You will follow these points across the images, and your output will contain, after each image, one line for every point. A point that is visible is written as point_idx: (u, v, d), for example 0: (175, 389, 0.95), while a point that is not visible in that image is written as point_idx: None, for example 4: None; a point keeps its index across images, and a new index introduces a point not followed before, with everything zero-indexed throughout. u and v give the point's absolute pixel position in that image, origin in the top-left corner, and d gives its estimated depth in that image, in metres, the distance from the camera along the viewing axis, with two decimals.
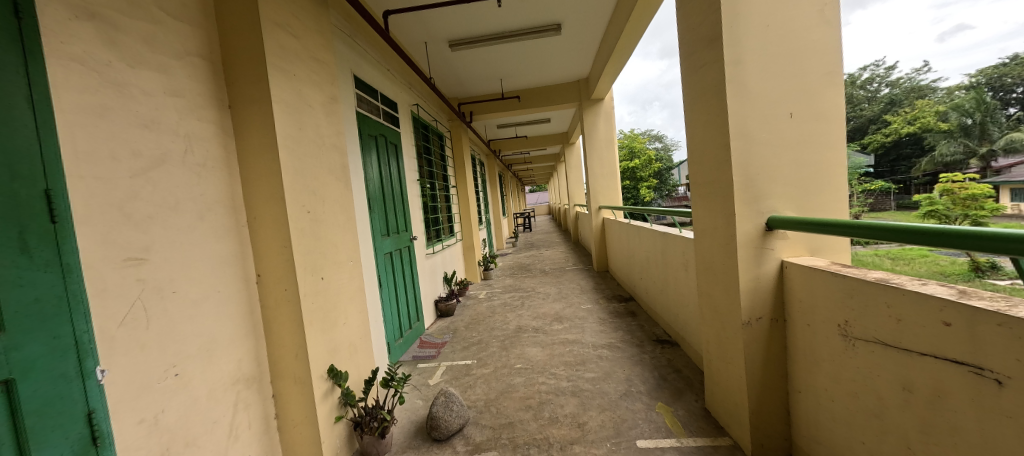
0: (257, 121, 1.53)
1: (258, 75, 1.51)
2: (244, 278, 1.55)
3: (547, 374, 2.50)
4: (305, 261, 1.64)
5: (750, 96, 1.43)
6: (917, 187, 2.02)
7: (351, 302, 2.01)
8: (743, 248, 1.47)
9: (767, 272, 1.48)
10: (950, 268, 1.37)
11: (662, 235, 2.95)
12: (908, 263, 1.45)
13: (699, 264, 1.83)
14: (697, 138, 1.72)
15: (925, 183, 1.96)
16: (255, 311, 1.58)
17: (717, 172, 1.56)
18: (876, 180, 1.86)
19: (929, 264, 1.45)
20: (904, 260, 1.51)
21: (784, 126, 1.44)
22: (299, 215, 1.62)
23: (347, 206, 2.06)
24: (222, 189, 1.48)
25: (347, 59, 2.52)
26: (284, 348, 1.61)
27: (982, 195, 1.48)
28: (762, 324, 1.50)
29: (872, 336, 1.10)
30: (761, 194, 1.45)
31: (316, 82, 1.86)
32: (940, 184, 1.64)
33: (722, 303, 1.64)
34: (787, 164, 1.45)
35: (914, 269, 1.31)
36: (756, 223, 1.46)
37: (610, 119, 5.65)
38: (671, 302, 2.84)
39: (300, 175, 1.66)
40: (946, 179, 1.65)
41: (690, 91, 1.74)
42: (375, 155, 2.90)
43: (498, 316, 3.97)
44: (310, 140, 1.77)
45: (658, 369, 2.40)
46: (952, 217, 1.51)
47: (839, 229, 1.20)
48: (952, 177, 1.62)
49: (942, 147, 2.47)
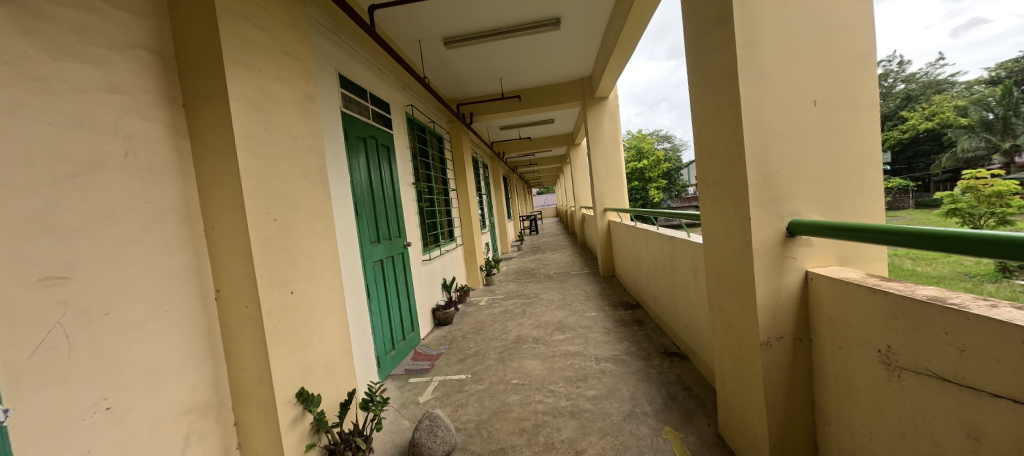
0: (213, 121, 1.40)
1: (214, 70, 1.38)
2: (201, 293, 1.41)
3: (545, 391, 2.30)
4: (268, 274, 1.49)
5: (767, 82, 1.24)
6: (937, 186, 1.68)
7: (329, 317, 1.85)
8: (760, 256, 1.27)
9: (789, 284, 1.27)
10: (977, 267, 1.32)
11: (670, 239, 2.74)
12: (930, 264, 1.41)
13: (710, 274, 1.63)
14: (706, 132, 1.52)
15: (947, 179, 1.70)
16: (214, 329, 1.44)
17: (729, 170, 1.37)
18: (894, 177, 1.60)
19: (953, 263, 1.39)
20: (926, 260, 1.45)
21: (808, 116, 1.24)
22: (262, 223, 1.48)
23: (325, 213, 1.91)
24: (175, 196, 1.35)
25: (330, 56, 2.38)
26: (247, 370, 1.47)
27: (1007, 191, 1.25)
28: (783, 345, 1.29)
29: (923, 367, 0.89)
30: (782, 194, 1.26)
31: (287, 79, 1.71)
32: (961, 182, 1.44)
33: (737, 320, 1.43)
34: (812, 159, 1.25)
35: (935, 271, 1.31)
36: (776, 227, 1.26)
37: (615, 118, 5.44)
38: (680, 312, 2.62)
39: (265, 180, 1.52)
40: (968, 177, 1.43)
41: (697, 80, 1.55)
42: (363, 158, 2.76)
43: (498, 324, 3.79)
44: (279, 141, 1.62)
45: (665, 386, 2.19)
46: (976, 216, 1.29)
47: (870, 235, 1.00)
48: (976, 174, 1.41)
49: (964, 141, 1.97)
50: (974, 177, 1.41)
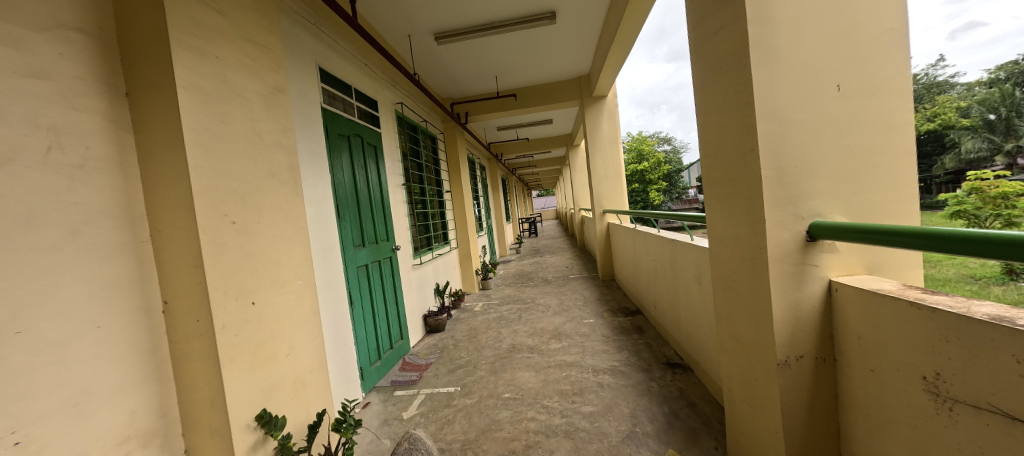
0: (160, 112, 1.25)
1: (160, 55, 1.23)
2: (145, 305, 1.26)
3: (539, 407, 2.13)
4: (223, 284, 1.33)
5: (781, 65, 1.08)
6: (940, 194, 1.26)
7: (299, 328, 1.69)
8: (776, 264, 1.11)
9: (810, 295, 1.11)
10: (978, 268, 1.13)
11: (671, 242, 2.58)
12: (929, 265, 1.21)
13: (716, 283, 1.47)
14: (710, 124, 1.37)
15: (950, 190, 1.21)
16: (161, 346, 1.29)
17: (738, 166, 1.21)
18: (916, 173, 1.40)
19: (953, 266, 1.20)
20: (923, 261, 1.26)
21: (830, 103, 1.07)
22: (216, 227, 1.32)
23: (295, 215, 1.75)
24: (114, 197, 1.20)
25: (307, 47, 2.24)
26: (197, 391, 1.31)
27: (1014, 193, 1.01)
28: (803, 365, 1.12)
29: (987, 403, 0.73)
30: (801, 192, 1.09)
31: (249, 68, 1.56)
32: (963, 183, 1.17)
33: (748, 336, 1.27)
34: (838, 153, 1.08)
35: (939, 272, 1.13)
36: (795, 231, 1.10)
37: (614, 118, 5.28)
38: (683, 322, 2.45)
39: (220, 178, 1.36)
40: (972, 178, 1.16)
41: (700, 67, 1.40)
42: (347, 156, 2.60)
43: (492, 332, 3.61)
44: (239, 136, 1.46)
45: (667, 401, 2.02)
46: (980, 217, 1.05)
47: (900, 240, 0.84)
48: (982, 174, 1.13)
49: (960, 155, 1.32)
50: (978, 178, 1.14)
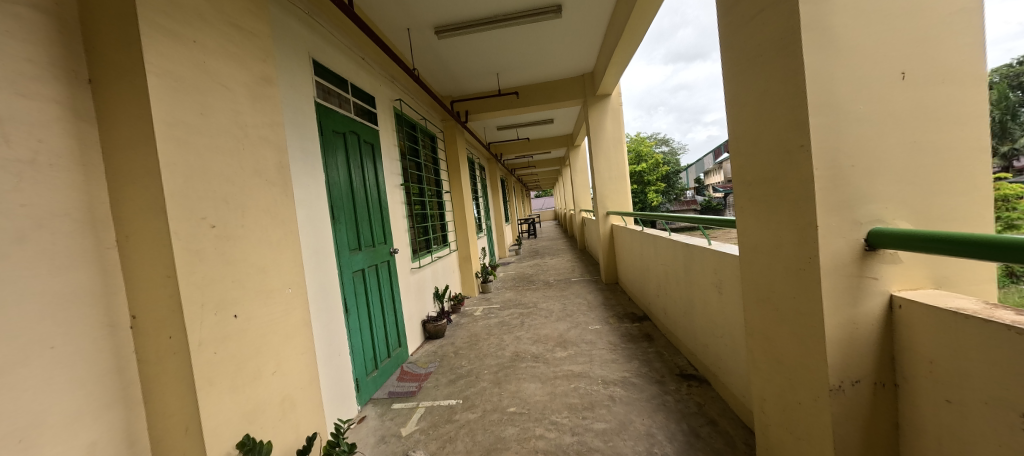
0: (129, 102, 1.10)
1: (129, 36, 1.08)
2: (110, 322, 1.10)
3: (548, 423, 1.99)
4: (200, 296, 1.18)
5: (837, 50, 0.95)
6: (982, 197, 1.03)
7: (289, 342, 1.55)
8: (828, 276, 0.98)
9: (867, 312, 0.98)
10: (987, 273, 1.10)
11: (686, 246, 2.44)
12: None
13: (748, 294, 1.33)
14: (744, 119, 1.23)
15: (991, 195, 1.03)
16: (128, 366, 1.13)
17: (783, 166, 1.07)
18: None
19: None
20: None
21: (894, 94, 0.94)
22: (191, 231, 1.17)
23: (285, 217, 1.60)
24: (73, 198, 1.04)
25: (300, 37, 2.09)
26: (170, 417, 1.15)
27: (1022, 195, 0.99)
28: (857, 391, 1.00)
29: None
30: (858, 195, 0.96)
31: (234, 56, 1.41)
32: None
33: (790, 355, 1.14)
34: (902, 150, 0.95)
35: None
36: (851, 240, 0.97)
37: (618, 117, 5.14)
38: (699, 331, 2.31)
39: (199, 177, 1.21)
40: None
41: (733, 57, 1.27)
42: (342, 154, 2.45)
43: (494, 338, 3.46)
44: (221, 130, 1.31)
45: (685, 418, 1.89)
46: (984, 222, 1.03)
47: (972, 250, 0.73)
48: None
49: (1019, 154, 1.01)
50: None
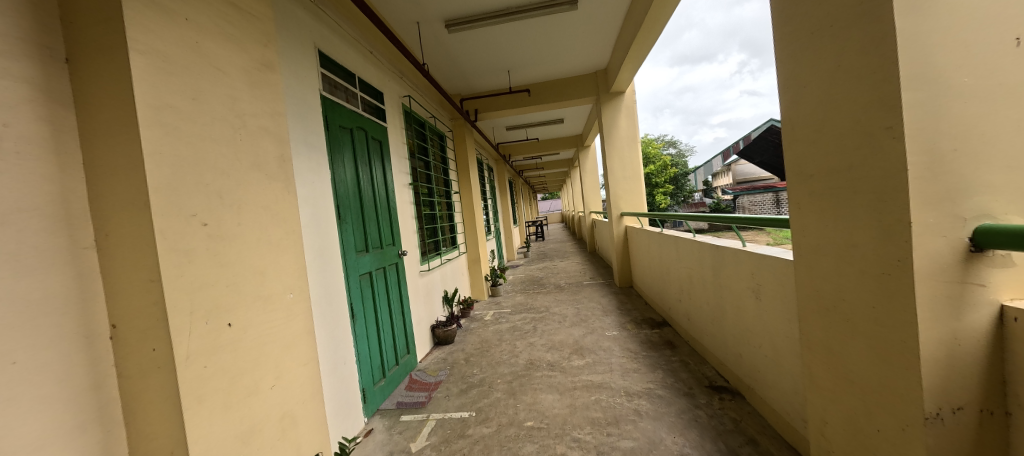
0: (111, 84, 0.98)
1: (110, 11, 0.97)
2: (87, 331, 0.98)
3: (569, 440, 1.83)
4: (188, 302, 1.05)
5: (936, 11, 0.79)
6: None
7: (290, 350, 1.42)
8: (924, 283, 0.82)
9: (971, 326, 0.82)
10: None
11: (714, 248, 2.28)
12: None
13: (807, 302, 1.17)
14: (806, 101, 1.08)
15: None
16: (107, 381, 1.00)
17: (861, 153, 0.91)
18: None
19: None
20: None
21: (1006, 64, 0.78)
22: (180, 230, 1.05)
23: (286, 215, 1.48)
24: (47, 190, 0.92)
25: (305, 25, 1.98)
26: (154, 439, 1.02)
27: None
28: (957, 419, 0.84)
29: None
30: (962, 187, 0.80)
31: (232, 39, 1.29)
32: None
33: (868, 374, 0.97)
34: (1017, 132, 0.79)
35: None
36: (952, 239, 0.81)
37: (633, 115, 4.97)
38: (731, 340, 2.14)
39: (189, 170, 1.09)
40: None
41: (788, 31, 1.12)
42: (349, 151, 2.33)
43: (505, 345, 3.31)
44: (215, 119, 1.19)
45: (721, 437, 1.71)
46: None
47: None
48: None
49: None
50: None
